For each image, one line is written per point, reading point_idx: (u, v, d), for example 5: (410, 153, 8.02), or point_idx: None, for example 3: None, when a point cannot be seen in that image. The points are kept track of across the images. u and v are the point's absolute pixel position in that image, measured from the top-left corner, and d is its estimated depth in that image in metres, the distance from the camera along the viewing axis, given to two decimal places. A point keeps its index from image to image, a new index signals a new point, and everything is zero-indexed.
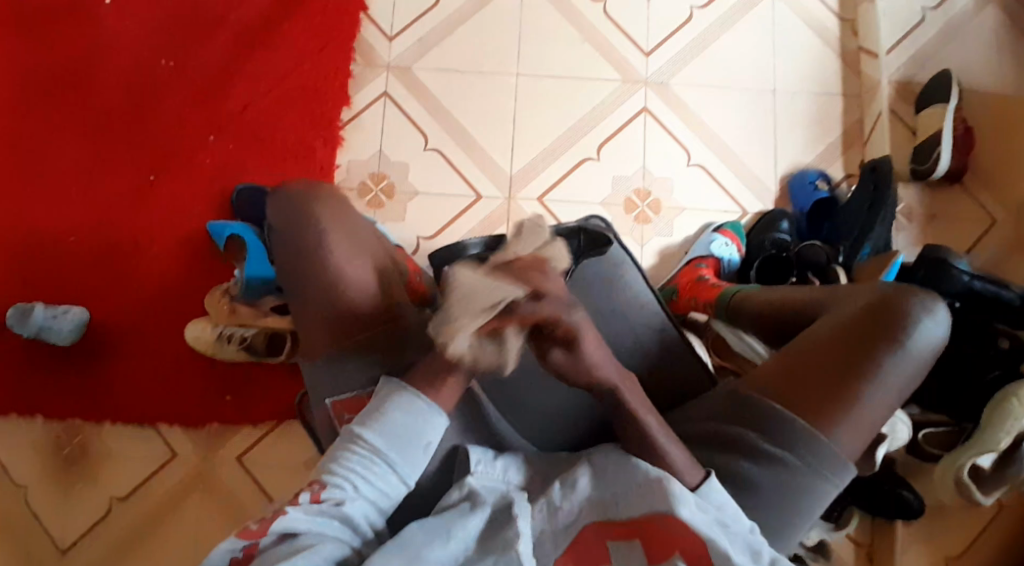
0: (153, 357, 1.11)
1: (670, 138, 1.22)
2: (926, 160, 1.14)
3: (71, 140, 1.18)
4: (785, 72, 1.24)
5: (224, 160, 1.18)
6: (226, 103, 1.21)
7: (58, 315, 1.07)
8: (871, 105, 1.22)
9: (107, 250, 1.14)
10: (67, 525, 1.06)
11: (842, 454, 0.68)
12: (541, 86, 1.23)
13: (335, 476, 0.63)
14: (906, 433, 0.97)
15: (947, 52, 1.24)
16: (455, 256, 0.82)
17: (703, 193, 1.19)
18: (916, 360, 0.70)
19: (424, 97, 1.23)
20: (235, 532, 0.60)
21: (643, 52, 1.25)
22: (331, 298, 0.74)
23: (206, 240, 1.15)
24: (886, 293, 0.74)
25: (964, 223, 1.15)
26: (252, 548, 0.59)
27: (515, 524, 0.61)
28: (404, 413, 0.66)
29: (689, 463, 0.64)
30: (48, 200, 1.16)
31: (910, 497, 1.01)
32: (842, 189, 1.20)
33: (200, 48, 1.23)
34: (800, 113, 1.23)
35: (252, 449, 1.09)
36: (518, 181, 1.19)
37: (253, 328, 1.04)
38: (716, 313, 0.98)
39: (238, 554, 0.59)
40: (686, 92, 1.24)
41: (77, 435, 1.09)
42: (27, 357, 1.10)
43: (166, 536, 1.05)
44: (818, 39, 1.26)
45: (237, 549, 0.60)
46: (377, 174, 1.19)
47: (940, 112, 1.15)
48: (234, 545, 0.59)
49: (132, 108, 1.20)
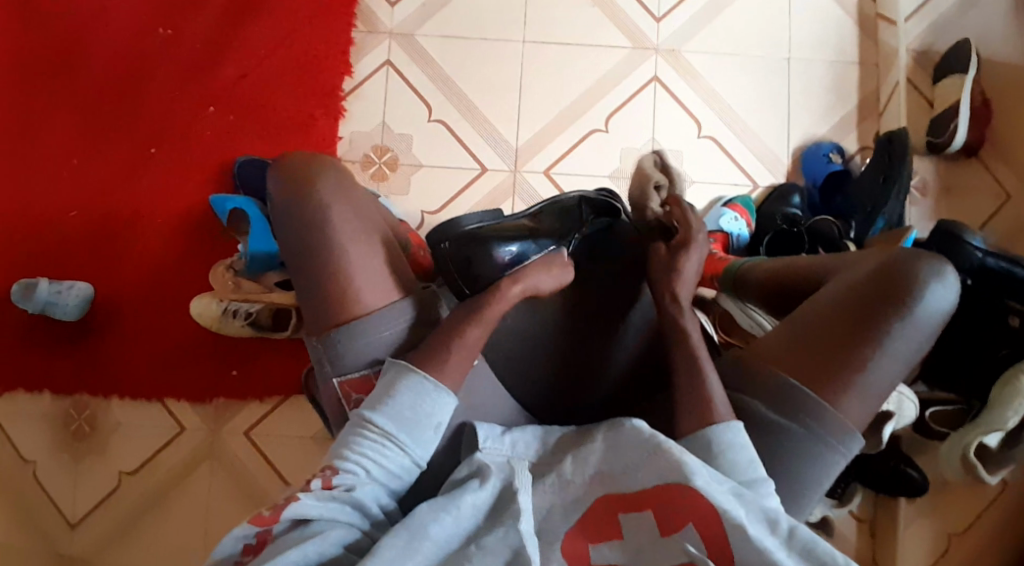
0: (159, 332, 1.11)
1: (680, 109, 1.19)
2: (942, 132, 1.11)
3: (70, 112, 1.16)
4: (799, 40, 1.21)
5: (225, 132, 1.16)
6: (225, 72, 1.18)
7: (63, 291, 1.07)
8: (888, 74, 1.18)
9: (109, 224, 1.13)
10: (76, 501, 1.07)
11: (846, 422, 0.67)
12: (548, 54, 1.20)
13: (346, 462, 0.64)
14: (913, 410, 0.97)
15: (968, 18, 1.20)
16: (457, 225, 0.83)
17: (712, 167, 1.17)
18: (924, 326, 0.69)
19: (428, 66, 1.20)
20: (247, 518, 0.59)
21: (653, 19, 1.22)
22: (332, 274, 0.73)
23: (208, 214, 1.14)
24: (896, 256, 0.71)
25: (979, 197, 1.13)
26: (265, 534, 0.59)
27: (518, 501, 0.61)
28: (412, 395, 0.66)
29: (706, 425, 0.65)
30: (48, 174, 1.14)
31: (915, 476, 1.03)
32: (856, 162, 1.17)
33: (198, 15, 1.19)
34: (814, 82, 1.20)
35: (259, 423, 1.10)
36: (524, 154, 1.17)
37: (258, 304, 1.02)
38: (722, 287, 0.97)
39: (252, 541, 0.59)
40: (697, 60, 1.20)
41: (84, 410, 1.10)
42: (34, 332, 1.10)
43: (175, 509, 1.07)
44: (834, 4, 1.22)
45: (249, 536, 0.59)
46: (380, 147, 1.17)
47: (958, 83, 1.11)
48: (246, 531, 0.59)
49: (130, 79, 1.17)
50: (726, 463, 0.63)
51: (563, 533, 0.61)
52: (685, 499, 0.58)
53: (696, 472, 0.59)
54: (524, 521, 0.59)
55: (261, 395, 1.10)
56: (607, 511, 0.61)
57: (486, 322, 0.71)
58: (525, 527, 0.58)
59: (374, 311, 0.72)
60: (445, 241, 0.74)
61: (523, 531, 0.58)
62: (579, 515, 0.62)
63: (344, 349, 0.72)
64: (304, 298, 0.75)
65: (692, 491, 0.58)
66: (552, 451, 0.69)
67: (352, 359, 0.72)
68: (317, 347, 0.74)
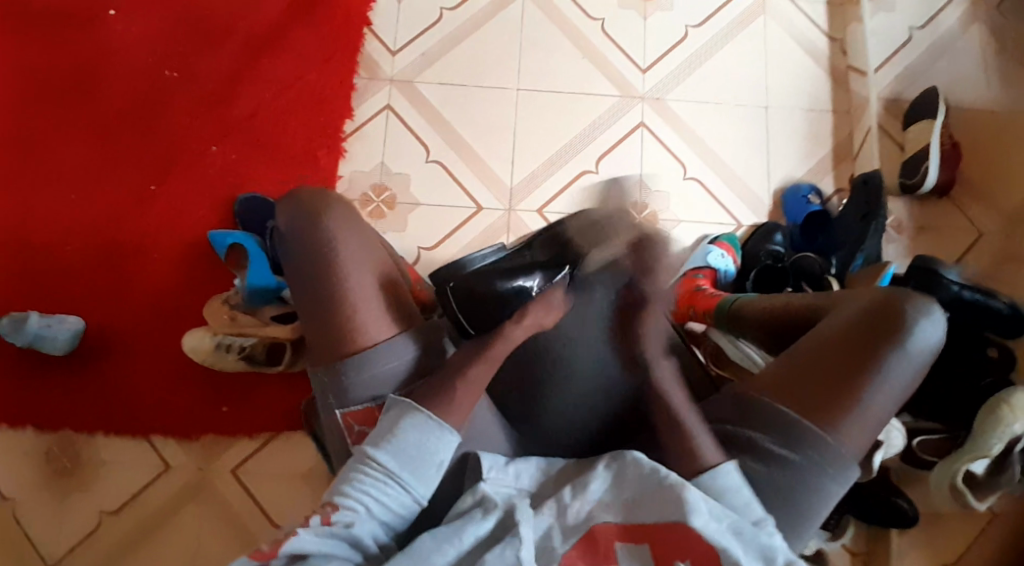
0: (150, 367, 1.10)
1: (667, 152, 1.24)
2: (914, 174, 1.17)
3: (71, 148, 1.18)
4: (779, 89, 1.28)
5: (225, 169, 1.18)
6: (227, 113, 1.21)
7: (54, 324, 1.06)
8: (861, 120, 1.25)
9: (103, 259, 1.14)
10: (55, 541, 1.03)
11: (846, 454, 0.69)
12: (542, 100, 1.25)
13: (346, 499, 0.63)
14: (901, 440, 0.98)
15: (934, 70, 1.28)
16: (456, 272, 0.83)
17: (699, 206, 1.21)
18: (916, 363, 0.72)
19: (426, 110, 1.24)
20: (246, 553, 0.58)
21: (640, 68, 1.28)
22: (338, 301, 0.74)
23: (205, 249, 1.15)
24: (886, 296, 0.75)
25: (953, 236, 1.18)
26: None
27: (518, 531, 0.60)
28: (417, 433, 0.66)
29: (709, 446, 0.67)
30: (45, 209, 1.15)
31: (905, 507, 1.03)
32: (835, 203, 1.22)
33: (203, 59, 1.23)
34: (793, 128, 1.26)
35: (248, 461, 1.08)
36: (518, 193, 1.20)
37: (252, 338, 1.02)
38: (714, 322, 1.00)
39: None
40: (682, 107, 1.26)
41: (68, 447, 1.07)
42: (21, 367, 1.09)
43: (156, 551, 1.03)
44: (810, 57, 1.30)
45: None
46: (378, 185, 1.20)
47: (927, 128, 1.18)
48: (242, 565, 0.57)
49: (132, 117, 1.20)
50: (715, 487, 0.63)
51: (560, 554, 0.60)
52: (683, 533, 0.59)
53: (694, 511, 0.59)
54: (523, 547, 0.59)
55: (251, 431, 1.09)
56: (608, 525, 0.62)
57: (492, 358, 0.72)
58: (525, 554, 0.58)
59: (380, 343, 0.73)
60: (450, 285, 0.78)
61: (523, 556, 0.58)
62: (578, 537, 0.61)
63: (349, 379, 0.72)
64: (309, 325, 0.76)
65: (693, 533, 0.59)
66: (554, 484, 0.69)
67: (355, 391, 0.72)
68: (322, 375, 0.74)
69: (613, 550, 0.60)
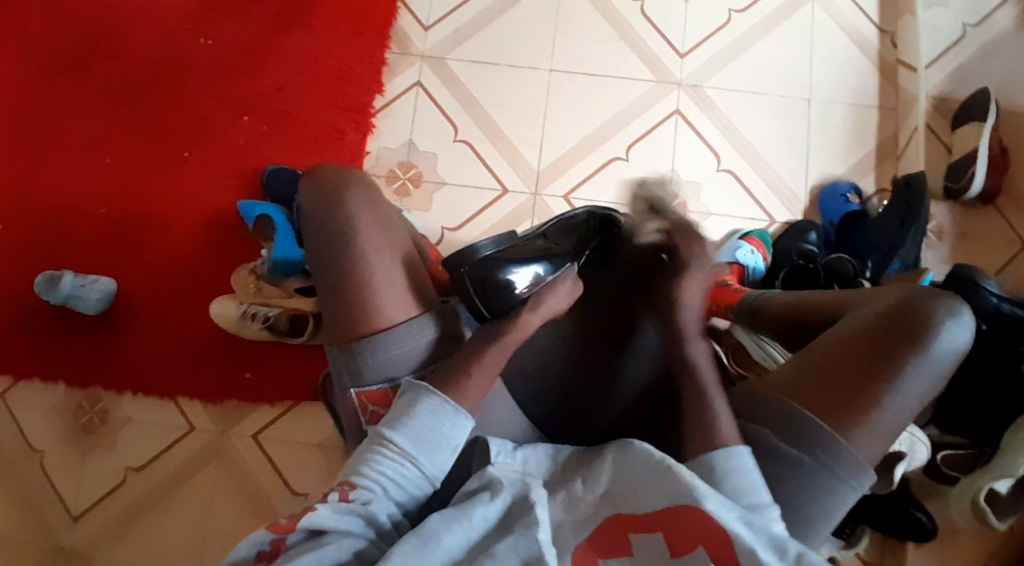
0: (177, 331, 1.12)
1: (700, 142, 1.21)
2: (960, 178, 1.13)
3: (109, 113, 1.20)
4: (821, 82, 1.23)
5: (257, 140, 1.20)
6: (261, 84, 1.22)
7: (87, 284, 1.09)
8: (907, 118, 1.20)
9: (137, 223, 1.16)
10: (80, 494, 1.08)
11: (859, 458, 0.67)
12: (574, 83, 1.23)
13: (363, 478, 0.63)
14: (925, 453, 0.96)
15: (988, 69, 1.22)
16: (467, 260, 0.74)
17: (730, 200, 1.19)
18: (939, 368, 0.69)
19: (457, 89, 1.23)
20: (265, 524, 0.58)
21: (677, 54, 1.25)
22: (358, 283, 0.74)
23: (234, 218, 1.17)
24: (911, 294, 0.72)
25: (996, 244, 1.14)
26: (279, 543, 0.58)
27: (531, 515, 0.60)
28: (431, 417, 0.67)
29: (703, 453, 0.67)
30: (83, 171, 1.18)
31: (923, 520, 1.01)
32: (874, 203, 1.18)
33: (238, 28, 1.24)
34: (834, 123, 1.22)
35: (269, 428, 1.10)
36: (545, 177, 1.19)
37: (276, 309, 1.04)
38: (737, 320, 0.97)
39: (265, 548, 0.58)
40: (718, 97, 1.23)
41: (98, 404, 1.11)
42: (55, 323, 1.12)
43: (176, 509, 1.07)
44: (856, 50, 1.25)
45: (264, 543, 0.58)
46: (406, 163, 1.20)
47: (976, 131, 1.13)
48: (262, 537, 0.58)
49: (170, 84, 1.22)
50: (728, 488, 0.62)
51: (574, 546, 0.60)
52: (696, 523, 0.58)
53: (707, 496, 0.59)
54: (541, 532, 0.58)
55: (272, 400, 1.11)
56: (615, 524, 0.61)
57: (504, 345, 0.73)
58: (543, 536, 0.58)
59: (395, 325, 0.73)
60: (463, 269, 0.74)
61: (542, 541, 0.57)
62: (587, 534, 0.61)
63: (364, 361, 0.73)
64: (326, 303, 0.76)
65: (704, 520, 0.58)
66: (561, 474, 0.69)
67: (370, 373, 0.73)
68: (337, 356, 0.75)
69: (627, 543, 0.60)
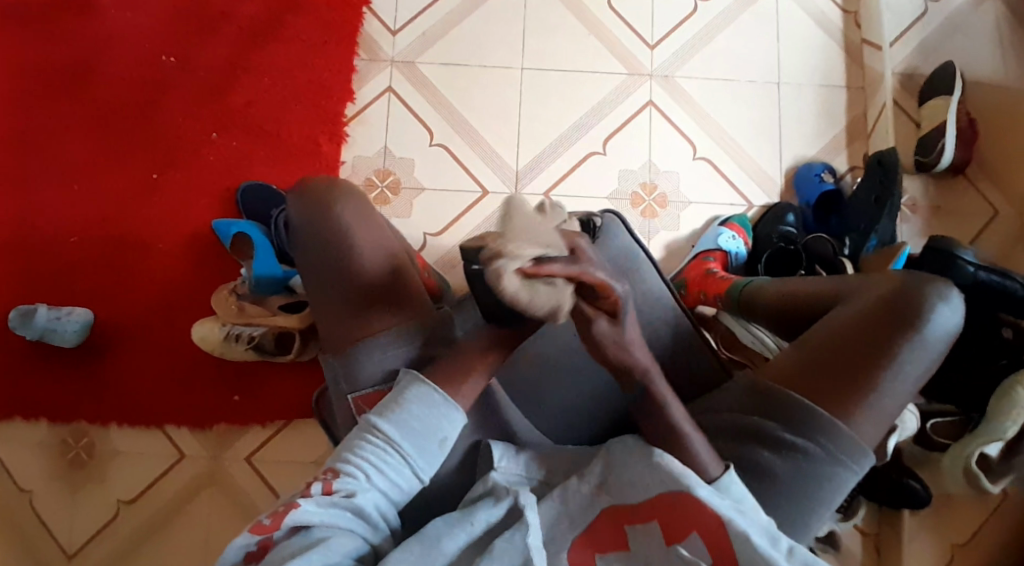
0: (159, 357, 1.10)
1: (676, 132, 1.21)
2: (930, 152, 1.15)
3: (74, 138, 1.17)
4: (791, 65, 1.25)
5: (229, 156, 1.17)
6: (229, 98, 1.19)
7: (63, 316, 1.06)
8: (876, 96, 1.22)
9: (109, 249, 1.13)
10: (72, 530, 1.05)
11: (861, 441, 0.67)
12: (546, 80, 1.23)
13: (348, 465, 0.62)
14: (915, 424, 0.98)
15: (950, 44, 1.24)
16: None
17: (709, 187, 1.19)
18: (933, 351, 0.70)
19: (430, 93, 1.22)
20: (247, 526, 0.58)
21: (648, 46, 1.25)
22: (354, 293, 0.73)
23: (211, 238, 1.14)
24: (902, 281, 0.73)
25: (967, 214, 1.16)
26: (268, 542, 0.57)
27: (524, 516, 0.60)
28: (420, 406, 0.65)
29: (710, 453, 0.62)
30: (50, 200, 1.15)
31: (917, 488, 1.03)
32: (847, 181, 1.20)
33: (202, 43, 1.21)
34: (805, 104, 1.23)
35: (261, 449, 1.08)
36: (524, 177, 1.19)
37: (260, 328, 1.02)
38: (725, 305, 0.98)
39: (253, 548, 0.57)
40: (691, 85, 1.24)
41: (83, 439, 1.08)
42: (31, 357, 1.09)
43: (171, 540, 1.04)
44: (822, 30, 1.26)
45: (251, 544, 0.57)
46: (383, 171, 1.19)
47: (944, 106, 1.15)
48: (247, 539, 0.57)
49: (134, 104, 1.19)
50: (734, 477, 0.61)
51: (570, 541, 0.61)
52: (692, 513, 0.58)
53: (699, 483, 0.58)
54: (532, 533, 0.58)
55: (262, 420, 1.09)
56: (617, 512, 0.61)
57: (508, 346, 0.70)
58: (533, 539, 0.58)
59: (390, 329, 0.72)
60: None
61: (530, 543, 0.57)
62: (583, 527, 0.62)
63: (359, 363, 0.71)
64: (323, 314, 0.75)
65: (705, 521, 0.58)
66: (564, 469, 0.68)
67: (367, 375, 0.71)
68: (336, 364, 0.73)
69: (623, 532, 0.61)
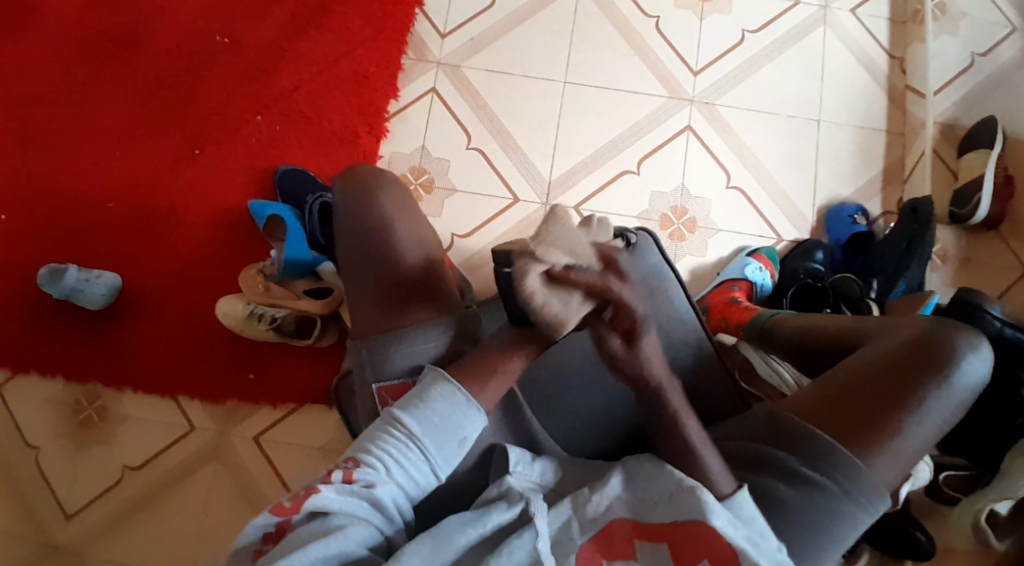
0: (179, 328, 1.11)
1: (711, 159, 1.22)
2: (965, 204, 1.15)
3: (121, 107, 1.20)
4: (832, 105, 1.25)
5: (269, 139, 1.19)
6: (275, 82, 1.22)
7: (91, 278, 1.08)
8: (914, 143, 1.22)
9: (143, 218, 1.15)
10: (74, 491, 1.06)
11: (878, 483, 0.67)
12: (587, 95, 1.24)
13: (369, 456, 0.62)
14: (927, 475, 0.96)
15: (994, 98, 1.24)
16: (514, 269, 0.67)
17: (739, 217, 1.20)
18: (958, 398, 0.70)
19: (472, 97, 1.23)
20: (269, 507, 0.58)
21: (691, 72, 1.26)
22: (386, 283, 0.74)
23: (243, 217, 1.16)
24: (930, 326, 0.73)
25: (997, 269, 1.16)
26: (286, 524, 0.58)
27: (535, 522, 0.59)
28: (444, 404, 0.65)
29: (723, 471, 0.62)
30: (91, 165, 1.17)
31: (922, 540, 1.00)
32: (880, 225, 1.20)
33: (254, 27, 1.24)
34: (843, 145, 1.23)
35: (269, 430, 1.09)
36: (556, 188, 1.19)
37: (285, 310, 1.04)
38: (743, 336, 0.99)
39: (271, 529, 0.57)
40: (731, 114, 1.24)
41: (96, 401, 1.09)
42: (55, 315, 1.11)
43: (171, 511, 1.05)
44: (866, 73, 1.27)
45: (270, 525, 0.57)
46: (418, 168, 1.20)
47: (981, 159, 1.15)
48: (266, 520, 0.57)
49: (183, 80, 1.21)
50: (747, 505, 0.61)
51: (579, 545, 0.60)
52: (705, 536, 0.58)
53: (715, 512, 0.58)
54: (541, 539, 0.58)
55: (274, 401, 1.09)
56: (628, 524, 0.61)
57: (531, 354, 0.71)
58: (542, 547, 0.58)
59: (418, 324, 0.73)
60: (505, 271, 0.68)
61: (539, 549, 0.57)
62: (595, 532, 0.61)
63: (387, 354, 0.72)
64: (355, 303, 0.76)
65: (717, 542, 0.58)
66: (577, 482, 0.68)
67: (393, 365, 0.71)
68: (361, 350, 0.74)
69: (632, 547, 0.61)
